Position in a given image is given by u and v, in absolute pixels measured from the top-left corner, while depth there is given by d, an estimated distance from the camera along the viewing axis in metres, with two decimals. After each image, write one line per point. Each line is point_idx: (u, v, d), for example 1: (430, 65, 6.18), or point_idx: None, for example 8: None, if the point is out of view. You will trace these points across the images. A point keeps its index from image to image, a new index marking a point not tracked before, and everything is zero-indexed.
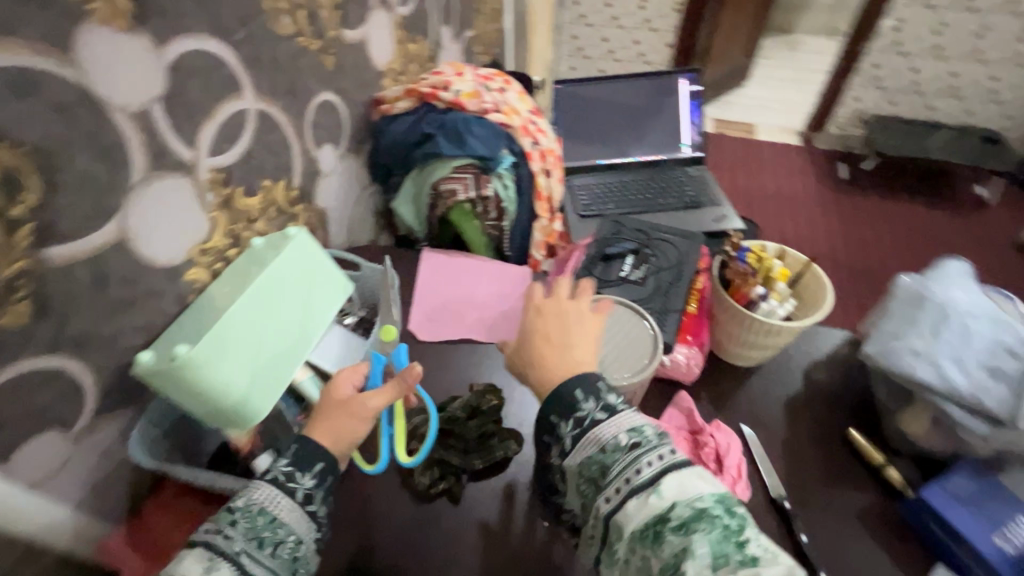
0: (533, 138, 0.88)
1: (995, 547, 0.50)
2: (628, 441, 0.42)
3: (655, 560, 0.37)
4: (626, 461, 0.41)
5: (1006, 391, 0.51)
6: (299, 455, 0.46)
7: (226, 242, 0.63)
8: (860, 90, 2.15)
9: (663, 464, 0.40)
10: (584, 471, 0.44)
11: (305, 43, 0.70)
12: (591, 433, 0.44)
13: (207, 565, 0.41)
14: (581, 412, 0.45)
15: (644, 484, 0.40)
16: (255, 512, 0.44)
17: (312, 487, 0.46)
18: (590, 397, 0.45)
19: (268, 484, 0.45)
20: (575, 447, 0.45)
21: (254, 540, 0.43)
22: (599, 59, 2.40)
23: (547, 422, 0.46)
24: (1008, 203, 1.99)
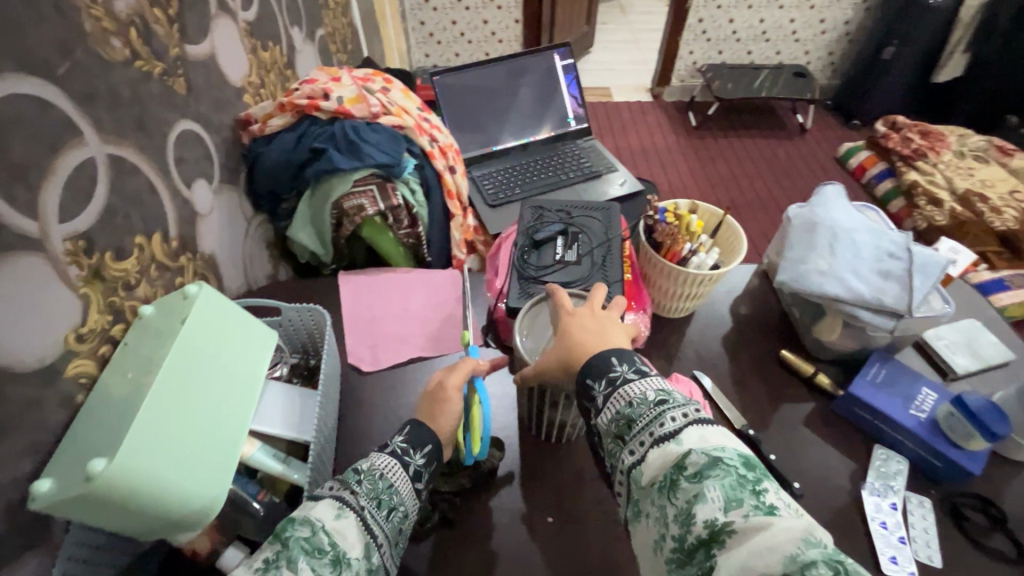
0: (429, 135, 0.84)
1: (916, 419, 0.59)
2: (655, 398, 0.43)
3: (671, 506, 0.38)
4: (652, 415, 0.42)
5: (899, 288, 0.60)
6: (412, 433, 0.48)
7: (106, 320, 0.52)
8: (692, 44, 2.37)
9: (687, 420, 0.41)
10: (612, 426, 0.44)
11: (146, 67, 0.59)
12: (622, 390, 0.45)
13: (336, 513, 0.41)
14: (614, 374, 0.45)
15: (666, 435, 0.41)
16: (376, 475, 0.45)
17: (423, 464, 0.47)
18: (625, 362, 0.46)
19: (387, 454, 0.46)
20: (606, 405, 0.45)
21: (375, 500, 0.43)
22: (452, 43, 2.36)
23: (582, 386, 0.47)
24: (821, 125, 2.35)
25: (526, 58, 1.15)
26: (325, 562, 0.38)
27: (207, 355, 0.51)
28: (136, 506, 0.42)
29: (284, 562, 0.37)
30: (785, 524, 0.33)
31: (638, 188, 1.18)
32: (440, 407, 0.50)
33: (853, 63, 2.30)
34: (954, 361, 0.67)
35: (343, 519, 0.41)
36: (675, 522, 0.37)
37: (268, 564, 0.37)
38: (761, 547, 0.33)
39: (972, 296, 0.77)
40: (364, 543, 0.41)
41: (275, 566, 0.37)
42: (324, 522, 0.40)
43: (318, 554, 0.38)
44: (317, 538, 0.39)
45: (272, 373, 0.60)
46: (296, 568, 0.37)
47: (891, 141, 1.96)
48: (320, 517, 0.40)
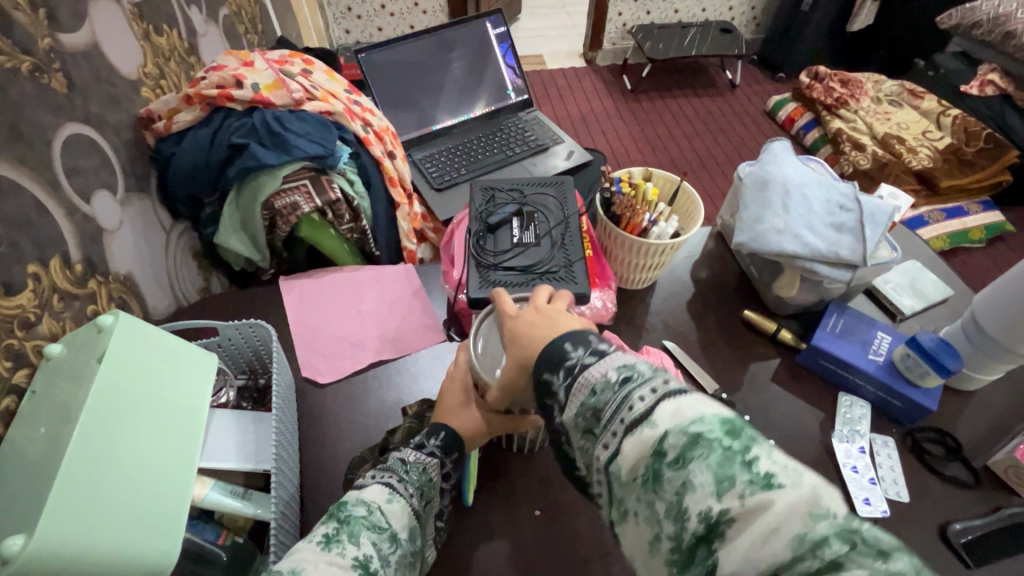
0: (362, 119, 0.77)
1: (872, 362, 0.61)
2: (619, 376, 0.35)
3: (659, 501, 0.31)
4: (619, 400, 0.34)
5: (854, 238, 0.61)
6: (450, 438, 0.49)
7: (4, 367, 0.45)
8: (621, 5, 2.35)
9: (658, 395, 0.33)
10: (577, 421, 0.36)
11: (10, 63, 0.50)
12: (581, 375, 0.37)
13: (388, 497, 0.43)
14: (571, 361, 0.38)
15: (638, 418, 0.33)
16: (422, 468, 0.46)
17: (452, 465, 0.49)
18: (581, 347, 0.38)
19: (426, 453, 0.48)
20: (569, 398, 0.37)
21: (420, 492, 0.45)
22: (373, 16, 2.22)
23: (540, 382, 0.39)
24: (750, 79, 2.41)
25: (456, 29, 1.09)
26: (383, 538, 0.41)
27: (135, 394, 0.45)
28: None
29: (346, 535, 0.39)
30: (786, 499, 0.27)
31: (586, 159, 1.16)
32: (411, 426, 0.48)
33: (775, 16, 2.36)
34: (901, 303, 0.70)
35: (394, 503, 0.43)
36: (668, 520, 0.31)
37: (329, 538, 0.39)
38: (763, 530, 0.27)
39: (911, 238, 0.81)
40: (411, 528, 0.43)
41: (337, 539, 0.39)
42: (379, 504, 0.42)
43: (377, 530, 0.41)
44: (374, 517, 0.41)
45: (216, 400, 0.54)
46: (358, 542, 0.39)
47: (816, 92, 2.03)
48: (373, 499, 0.43)
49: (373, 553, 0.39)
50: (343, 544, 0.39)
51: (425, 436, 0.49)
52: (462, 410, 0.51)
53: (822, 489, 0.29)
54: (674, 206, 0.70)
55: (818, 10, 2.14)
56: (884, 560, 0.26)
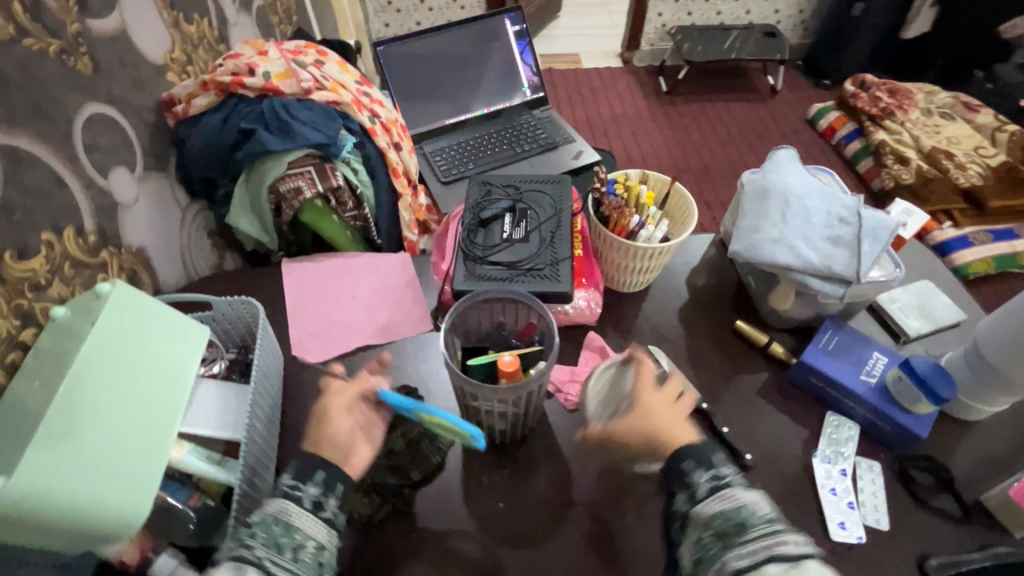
0: (370, 111, 0.80)
1: (864, 384, 0.59)
2: (768, 514, 0.40)
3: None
4: (763, 527, 0.39)
5: (851, 254, 0.59)
6: (299, 467, 0.45)
7: (13, 324, 0.49)
8: (661, 6, 2.31)
9: (801, 545, 0.38)
10: (716, 525, 0.41)
11: (38, 46, 0.54)
12: (729, 489, 0.42)
13: (234, 574, 0.39)
14: (721, 471, 0.43)
15: (789, 558, 0.37)
16: (270, 522, 0.43)
17: (319, 493, 0.44)
18: (701, 467, 0.43)
19: (280, 495, 0.44)
20: (710, 498, 0.42)
21: (274, 546, 0.42)
22: (412, 11, 2.27)
23: (680, 465, 0.44)
24: (793, 86, 2.33)
25: (472, 25, 1.11)
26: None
27: (124, 357, 0.47)
28: (51, 525, 0.40)
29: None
30: None
31: (597, 160, 1.15)
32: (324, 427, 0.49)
33: (824, 21, 2.26)
34: (907, 324, 0.67)
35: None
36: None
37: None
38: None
39: (928, 257, 0.77)
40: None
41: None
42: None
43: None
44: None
45: (207, 370, 0.57)
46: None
47: (861, 101, 1.95)
48: None
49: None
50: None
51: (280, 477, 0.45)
52: (339, 421, 0.49)
53: None
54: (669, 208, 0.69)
55: (870, 16, 2.05)
56: None
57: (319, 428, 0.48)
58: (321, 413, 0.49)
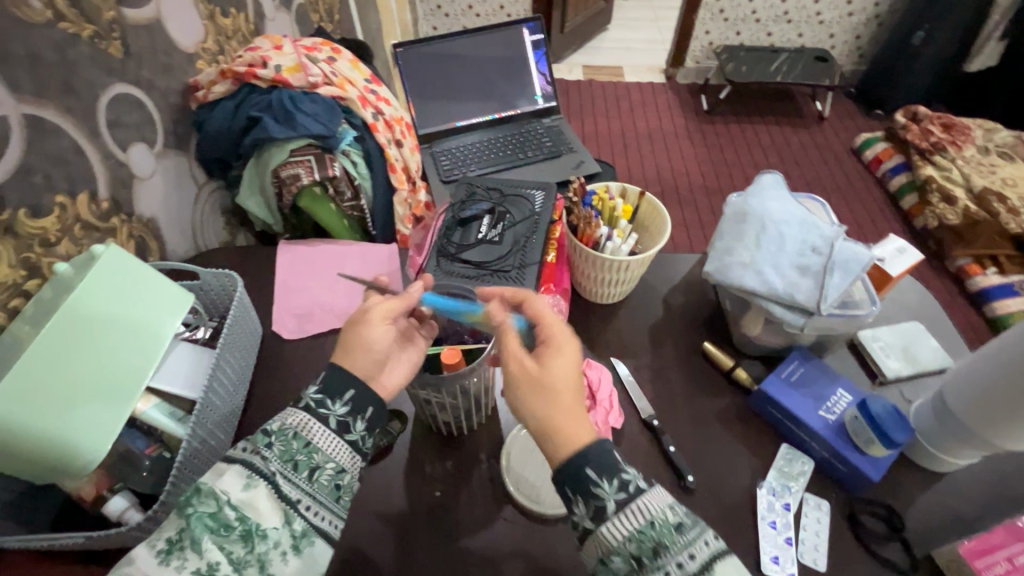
0: (375, 108, 0.88)
1: (821, 419, 0.57)
2: (676, 521, 0.38)
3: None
4: (680, 544, 0.37)
5: (815, 284, 0.57)
6: (328, 382, 0.46)
7: (21, 273, 0.55)
8: (708, 24, 2.28)
9: (714, 551, 0.37)
10: (626, 541, 0.38)
11: (73, 29, 0.60)
12: (637, 500, 0.39)
13: (245, 484, 0.41)
14: (628, 477, 0.40)
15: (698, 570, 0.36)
16: (289, 435, 0.43)
17: (346, 414, 0.45)
18: (608, 479, 0.39)
19: (301, 409, 0.45)
20: (620, 513, 0.39)
21: (290, 462, 0.43)
22: (460, 15, 2.34)
23: (584, 478, 0.40)
24: (841, 113, 2.24)
25: (490, 33, 1.16)
26: (233, 538, 0.38)
27: (103, 312, 0.51)
28: (19, 450, 0.45)
29: (188, 542, 0.37)
30: None
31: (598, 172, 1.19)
32: (357, 348, 0.47)
33: (881, 48, 2.17)
34: (885, 365, 0.64)
35: (252, 489, 0.41)
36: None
37: (170, 547, 0.37)
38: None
39: (924, 298, 0.74)
40: (282, 511, 0.41)
41: (178, 548, 0.37)
42: (231, 496, 0.40)
43: (225, 530, 0.38)
44: (223, 513, 0.39)
45: (190, 334, 0.62)
46: (201, 550, 0.37)
47: (912, 133, 1.81)
48: (226, 489, 0.40)
49: (221, 557, 0.37)
50: (185, 555, 0.37)
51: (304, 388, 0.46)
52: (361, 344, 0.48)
53: None
54: (643, 219, 0.72)
55: (931, 46, 1.95)
56: None
57: (354, 335, 0.48)
58: (361, 316, 0.49)
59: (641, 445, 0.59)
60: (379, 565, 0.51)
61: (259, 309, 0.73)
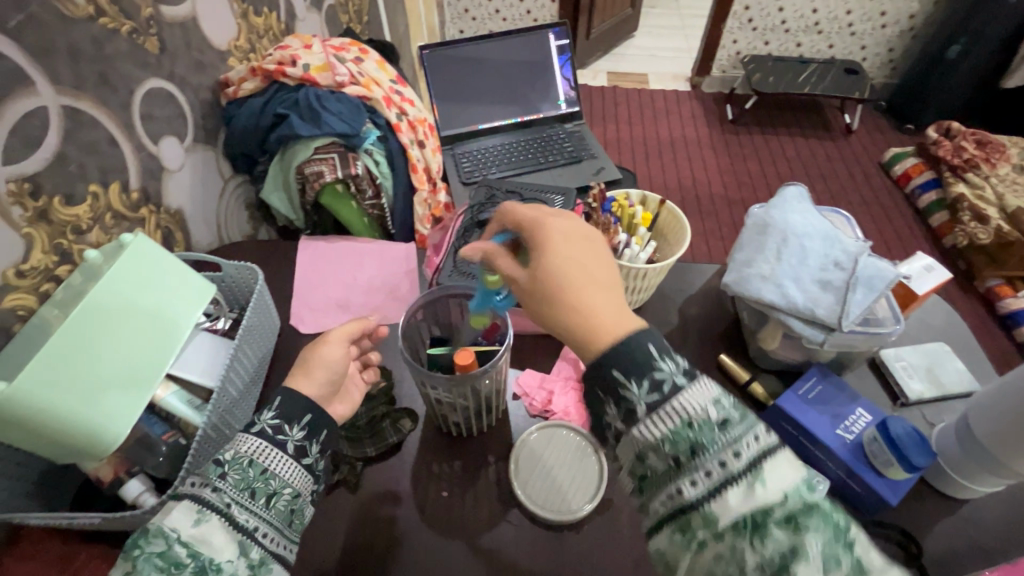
0: (399, 108, 0.89)
1: (837, 436, 0.55)
2: (720, 419, 0.35)
3: (752, 552, 0.32)
4: (723, 443, 0.34)
5: (836, 301, 0.56)
6: (284, 407, 0.46)
7: (53, 258, 0.57)
8: (736, 33, 2.25)
9: (761, 450, 0.34)
10: (663, 443, 0.36)
11: (112, 25, 0.62)
12: (675, 400, 0.36)
13: (195, 519, 0.41)
14: (660, 374, 0.36)
15: (744, 469, 0.34)
16: (244, 463, 0.44)
17: (303, 438, 0.46)
18: (638, 380, 0.36)
19: (255, 436, 0.45)
20: (653, 416, 0.36)
21: (245, 490, 0.43)
22: (486, 19, 2.35)
23: (611, 380, 0.37)
24: (870, 126, 2.20)
25: (515, 37, 1.16)
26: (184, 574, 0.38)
27: (130, 301, 0.53)
28: (44, 433, 0.46)
29: None
30: None
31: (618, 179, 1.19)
32: (309, 369, 0.50)
33: (914, 61, 2.13)
34: (908, 386, 0.62)
35: (202, 523, 0.41)
36: (758, 571, 0.31)
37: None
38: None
39: (950, 318, 0.72)
40: (236, 541, 0.41)
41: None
42: (180, 532, 0.40)
43: (175, 568, 0.38)
44: (173, 551, 0.39)
45: (210, 324, 0.63)
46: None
47: (942, 149, 1.77)
48: (177, 526, 0.40)
49: None
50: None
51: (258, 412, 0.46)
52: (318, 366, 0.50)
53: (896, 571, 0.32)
54: (662, 227, 0.72)
55: (966, 60, 1.90)
56: None
57: (311, 355, 0.51)
58: (321, 337, 0.52)
59: None
60: (384, 562, 0.52)
61: (278, 303, 0.74)
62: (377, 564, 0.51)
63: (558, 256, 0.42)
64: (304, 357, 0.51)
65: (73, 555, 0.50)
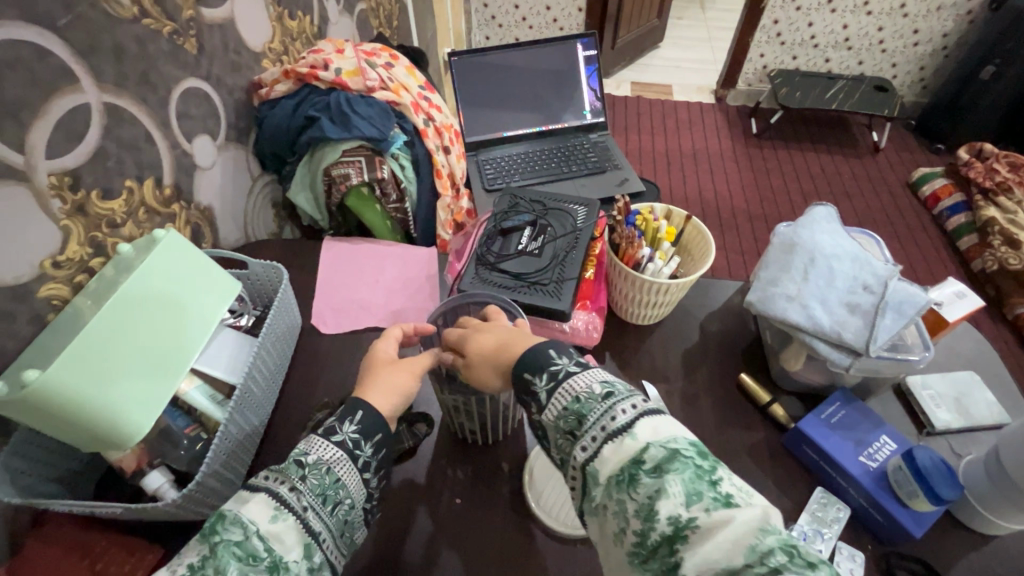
0: (426, 114, 0.91)
1: (861, 465, 0.55)
2: (602, 392, 0.42)
3: (629, 500, 0.37)
4: (602, 409, 0.41)
5: (863, 324, 0.55)
6: (366, 423, 0.46)
7: (88, 251, 0.58)
8: (764, 47, 2.24)
9: (638, 414, 0.40)
10: (560, 422, 0.42)
11: (155, 26, 0.64)
12: (566, 384, 0.43)
13: (272, 516, 0.40)
14: (556, 367, 0.44)
15: (618, 429, 0.39)
16: (323, 470, 0.44)
17: (373, 456, 0.46)
18: (539, 374, 0.44)
19: (335, 445, 0.45)
20: (551, 400, 0.43)
21: (321, 496, 0.42)
22: (513, 26, 2.37)
23: (522, 381, 0.45)
24: (899, 145, 2.16)
25: (543, 46, 1.17)
26: (258, 568, 0.38)
27: (160, 295, 0.54)
28: (74, 424, 0.47)
29: (211, 571, 0.37)
30: (744, 516, 0.34)
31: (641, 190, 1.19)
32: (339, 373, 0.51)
33: (947, 80, 2.09)
34: (935, 415, 0.61)
35: (279, 521, 0.40)
36: (636, 518, 0.36)
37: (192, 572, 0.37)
38: (724, 540, 0.33)
39: (980, 347, 0.70)
40: (304, 544, 0.41)
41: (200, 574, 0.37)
42: (258, 526, 0.40)
43: (251, 560, 0.38)
44: (250, 543, 0.39)
45: (234, 321, 0.64)
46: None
47: (974, 171, 1.73)
48: (254, 519, 0.40)
49: None
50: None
51: (338, 421, 0.46)
52: (388, 389, 0.49)
53: (770, 512, 0.35)
54: (687, 243, 0.71)
55: (1001, 81, 1.86)
56: (811, 570, 0.32)
57: (385, 376, 0.50)
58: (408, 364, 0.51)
59: None
60: (394, 567, 0.51)
61: (300, 302, 0.75)
62: (388, 569, 0.51)
63: (485, 332, 0.50)
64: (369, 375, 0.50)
65: (93, 544, 0.51)
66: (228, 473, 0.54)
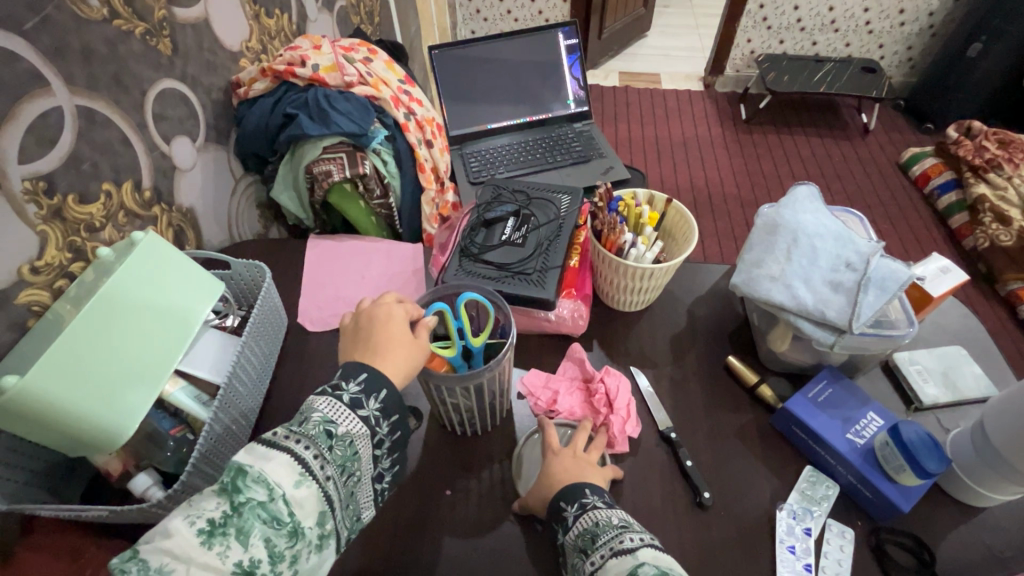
0: (407, 109, 0.91)
1: (848, 441, 0.55)
2: (618, 522, 0.44)
3: None
4: (614, 531, 0.43)
5: (846, 301, 0.55)
6: (388, 401, 0.46)
7: (67, 255, 0.58)
8: (751, 31, 2.23)
9: (644, 541, 0.42)
10: (577, 541, 0.44)
11: (126, 26, 0.63)
12: (592, 511, 0.45)
13: (296, 481, 0.40)
14: (587, 499, 0.46)
15: (624, 548, 0.41)
16: (349, 441, 0.44)
17: (388, 434, 0.47)
18: (570, 501, 0.47)
19: (361, 418, 0.45)
20: (575, 522, 0.45)
21: (341, 468, 0.43)
22: (498, 20, 2.36)
23: (555, 507, 0.47)
24: (887, 125, 2.16)
25: (524, 37, 1.16)
26: (280, 533, 0.39)
27: (146, 296, 0.54)
28: (55, 425, 0.46)
29: (234, 530, 0.37)
30: None
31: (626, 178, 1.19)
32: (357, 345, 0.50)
33: (935, 58, 2.08)
34: (923, 390, 0.61)
35: (303, 488, 0.40)
36: None
37: (213, 529, 0.37)
38: None
39: (967, 321, 0.70)
40: (320, 512, 0.41)
41: (222, 533, 0.37)
42: (283, 489, 0.40)
43: (275, 524, 0.39)
44: (274, 506, 0.39)
45: (219, 321, 0.64)
46: (247, 543, 0.37)
47: (963, 148, 1.74)
48: (279, 481, 0.40)
49: (263, 553, 0.38)
50: (227, 542, 0.37)
51: (364, 394, 0.46)
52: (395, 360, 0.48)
53: None
54: (670, 227, 0.71)
55: (988, 58, 1.86)
56: None
57: (383, 345, 0.49)
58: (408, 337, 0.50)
59: (657, 457, 0.58)
60: (384, 559, 0.52)
61: (286, 301, 0.75)
62: (378, 561, 0.51)
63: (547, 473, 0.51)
64: (380, 339, 0.49)
65: (83, 549, 0.50)
66: (215, 472, 0.54)
